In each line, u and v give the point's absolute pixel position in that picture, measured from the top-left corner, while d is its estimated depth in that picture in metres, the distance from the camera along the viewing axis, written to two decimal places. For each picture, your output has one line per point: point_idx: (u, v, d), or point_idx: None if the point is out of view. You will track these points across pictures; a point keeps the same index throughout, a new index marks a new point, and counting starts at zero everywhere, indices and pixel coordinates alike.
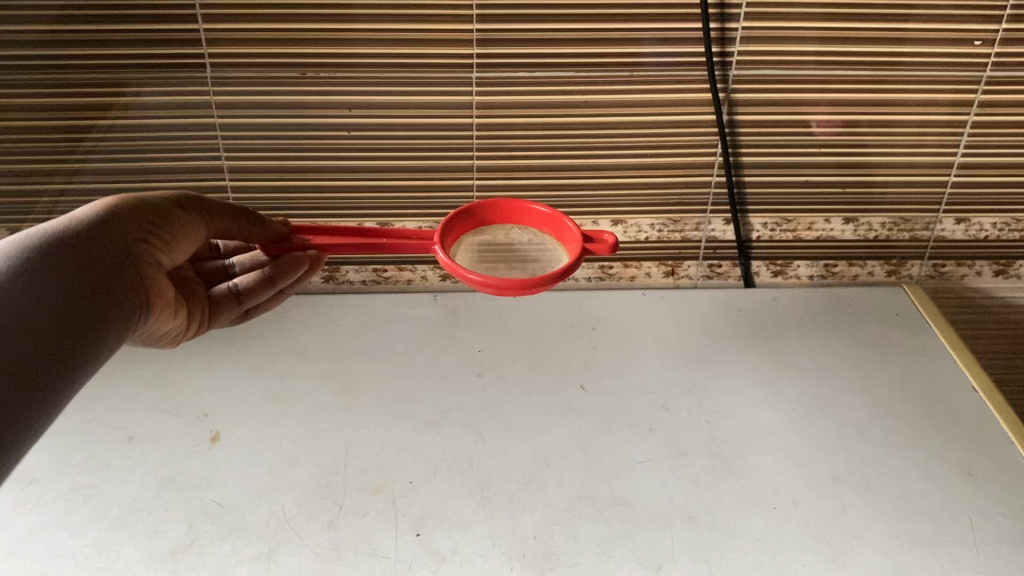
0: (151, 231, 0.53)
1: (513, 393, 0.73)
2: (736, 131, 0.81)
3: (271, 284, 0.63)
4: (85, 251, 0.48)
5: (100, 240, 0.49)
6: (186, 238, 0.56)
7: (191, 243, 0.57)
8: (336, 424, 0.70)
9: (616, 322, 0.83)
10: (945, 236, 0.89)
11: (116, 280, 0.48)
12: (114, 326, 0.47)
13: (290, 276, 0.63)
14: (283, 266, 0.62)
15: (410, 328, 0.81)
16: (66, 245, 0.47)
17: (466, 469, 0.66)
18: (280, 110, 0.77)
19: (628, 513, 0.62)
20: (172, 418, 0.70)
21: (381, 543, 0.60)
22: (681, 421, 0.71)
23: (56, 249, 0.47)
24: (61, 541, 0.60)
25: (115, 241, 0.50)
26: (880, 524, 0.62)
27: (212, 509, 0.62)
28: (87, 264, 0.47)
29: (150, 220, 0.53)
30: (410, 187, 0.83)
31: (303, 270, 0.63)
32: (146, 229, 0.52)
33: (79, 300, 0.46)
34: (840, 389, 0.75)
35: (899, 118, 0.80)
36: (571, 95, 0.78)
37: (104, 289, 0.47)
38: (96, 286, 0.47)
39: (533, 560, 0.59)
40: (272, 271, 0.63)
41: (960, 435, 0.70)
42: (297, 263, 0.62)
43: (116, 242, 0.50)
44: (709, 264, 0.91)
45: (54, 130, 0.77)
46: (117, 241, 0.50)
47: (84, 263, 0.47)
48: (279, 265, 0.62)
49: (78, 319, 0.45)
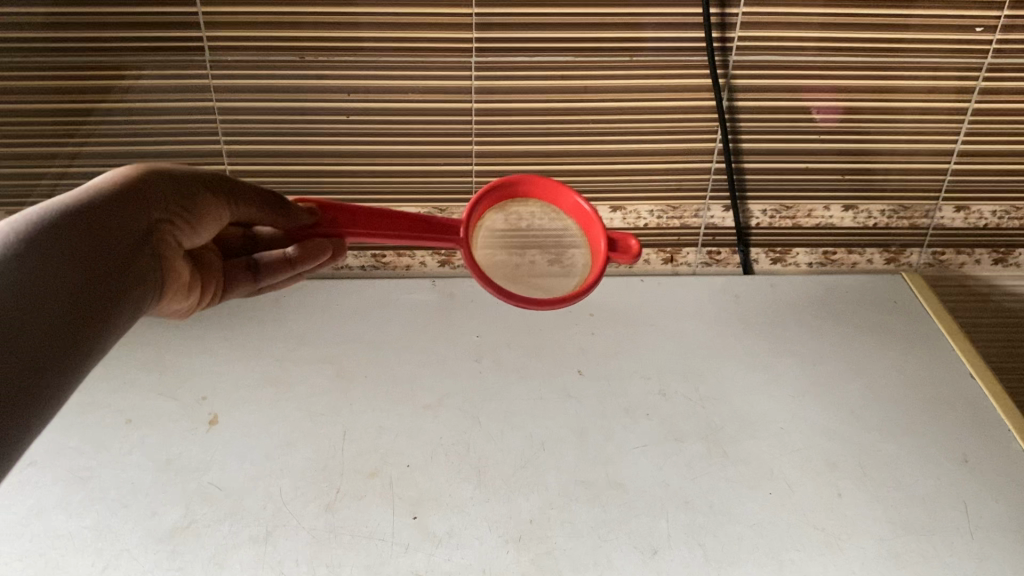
0: (175, 214, 0.49)
1: (509, 378, 0.74)
2: (735, 117, 0.81)
3: (292, 266, 0.61)
4: (105, 226, 0.44)
5: (123, 216, 0.45)
6: (207, 223, 0.52)
7: (211, 228, 0.53)
8: (333, 408, 0.70)
9: (613, 308, 0.83)
10: (944, 224, 0.89)
11: (132, 263, 0.45)
12: (126, 312, 0.44)
13: (312, 261, 0.61)
14: (306, 249, 0.60)
15: (408, 314, 0.81)
16: (86, 216, 0.43)
17: (462, 453, 0.66)
18: (280, 94, 0.77)
19: (623, 497, 0.63)
20: (170, 401, 0.71)
21: (378, 526, 0.60)
22: (677, 406, 0.71)
23: (75, 221, 0.43)
24: (59, 522, 0.60)
25: (138, 219, 0.46)
26: (876, 510, 0.62)
27: (210, 491, 0.63)
28: (106, 240, 0.43)
29: (177, 201, 0.49)
30: (410, 171, 0.83)
31: (325, 257, 0.61)
32: (169, 211, 0.49)
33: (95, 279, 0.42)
34: (836, 375, 0.75)
35: (900, 105, 0.80)
36: (570, 81, 0.77)
37: (120, 271, 0.44)
38: (113, 266, 0.43)
39: (528, 543, 0.59)
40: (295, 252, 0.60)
41: (955, 422, 0.70)
42: (321, 250, 0.60)
43: (137, 221, 0.46)
44: (707, 251, 0.91)
45: (52, 113, 0.77)
46: (139, 220, 0.46)
47: (104, 239, 0.43)
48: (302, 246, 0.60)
49: (95, 299, 0.41)
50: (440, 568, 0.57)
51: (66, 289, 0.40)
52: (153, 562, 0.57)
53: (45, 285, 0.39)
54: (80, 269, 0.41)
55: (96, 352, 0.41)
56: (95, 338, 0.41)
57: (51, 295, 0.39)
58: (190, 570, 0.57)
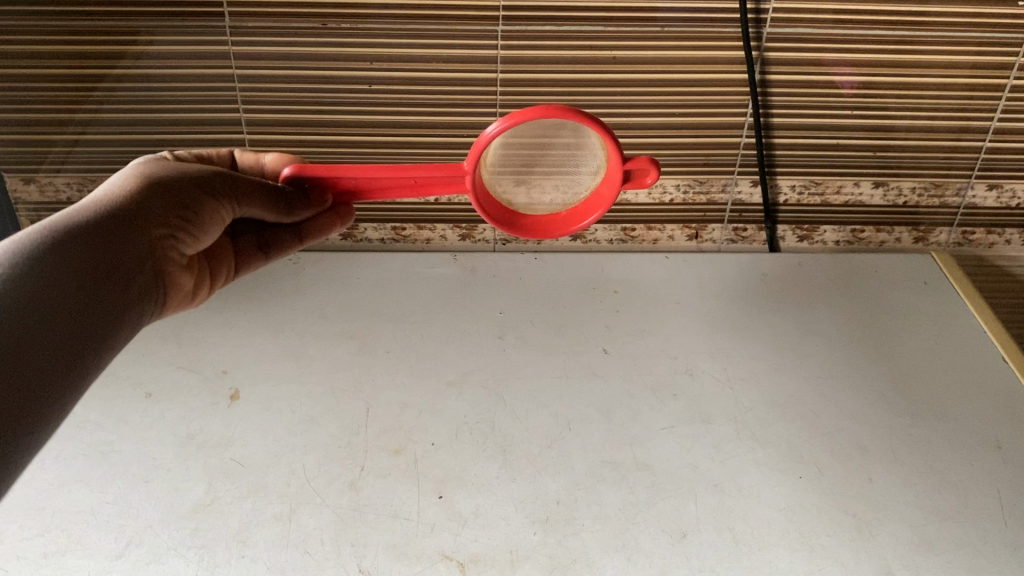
0: (175, 225, 0.48)
1: (534, 355, 0.73)
2: (767, 91, 0.79)
3: (301, 240, 0.61)
4: (96, 248, 0.43)
5: (118, 234, 0.45)
6: (210, 226, 0.51)
7: (215, 229, 0.52)
8: (356, 383, 0.69)
9: (638, 285, 0.81)
10: (975, 203, 0.87)
11: (125, 284, 0.44)
12: (119, 335, 0.43)
13: (321, 233, 0.61)
14: (315, 224, 0.60)
15: (429, 289, 0.80)
16: (73, 240, 0.42)
17: (487, 432, 0.65)
18: (300, 62, 0.75)
19: (651, 479, 0.62)
20: (191, 374, 0.70)
21: (403, 505, 0.59)
22: (705, 387, 0.70)
23: (63, 245, 0.42)
24: (82, 497, 0.59)
25: (135, 237, 0.45)
26: (908, 495, 0.61)
27: (233, 467, 0.62)
28: (98, 262, 0.43)
29: (175, 212, 0.48)
30: (431, 143, 0.81)
31: (336, 224, 0.61)
32: (168, 223, 0.48)
33: (85, 305, 0.41)
34: (865, 357, 0.74)
35: (937, 80, 0.78)
36: (598, 51, 0.75)
37: (113, 294, 0.43)
38: (104, 294, 0.42)
39: (555, 524, 0.58)
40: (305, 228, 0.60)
41: (989, 407, 0.69)
42: (331, 225, 0.60)
43: (134, 239, 0.45)
44: (734, 228, 0.89)
45: (66, 79, 0.75)
46: (138, 237, 0.45)
47: (97, 260, 0.43)
48: (309, 223, 0.60)
49: (85, 325, 0.41)
50: (466, 549, 0.57)
51: (57, 318, 0.39)
52: (176, 540, 0.57)
53: (33, 315, 0.38)
54: (70, 294, 0.40)
55: (88, 378, 0.41)
56: (84, 364, 0.40)
57: (41, 323, 0.39)
58: (214, 548, 0.56)
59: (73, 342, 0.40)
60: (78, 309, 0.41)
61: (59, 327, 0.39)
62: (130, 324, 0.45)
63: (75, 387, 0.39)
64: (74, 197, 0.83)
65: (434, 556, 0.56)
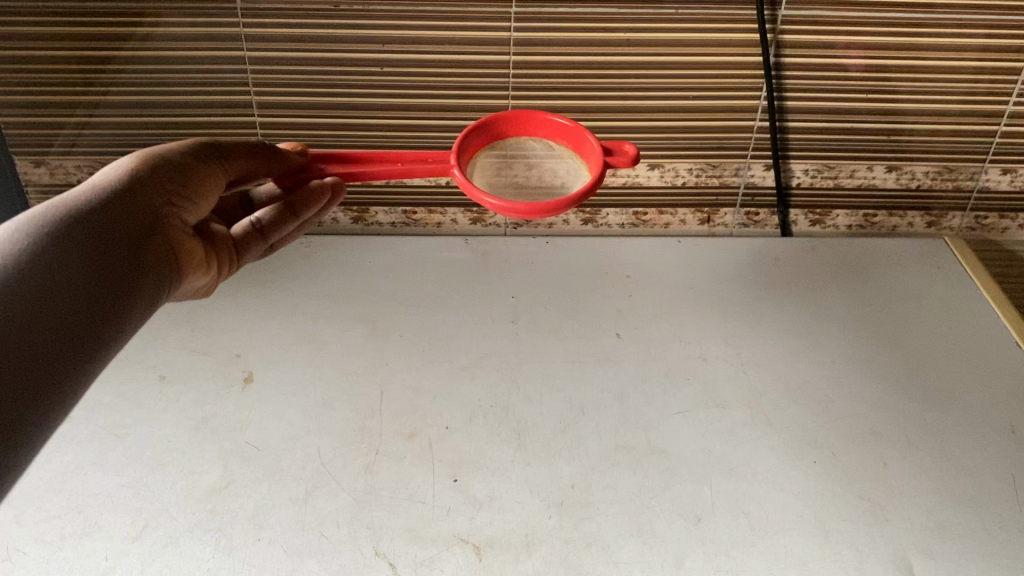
0: (173, 194, 0.48)
1: (547, 340, 0.72)
2: (782, 74, 0.78)
3: (296, 214, 0.59)
4: (94, 228, 0.42)
5: (116, 214, 0.44)
6: (206, 193, 0.51)
7: (212, 195, 0.51)
8: (370, 367, 0.69)
9: (650, 270, 0.81)
10: (989, 187, 0.87)
11: (135, 257, 0.43)
12: (135, 306, 0.42)
13: (315, 205, 0.59)
14: (302, 195, 0.58)
15: (440, 273, 0.80)
16: (69, 223, 0.42)
17: (501, 416, 0.65)
18: (311, 44, 0.75)
19: (666, 463, 0.62)
20: (203, 358, 0.70)
21: (419, 487, 0.60)
22: (718, 371, 0.70)
23: (59, 229, 0.41)
24: (98, 479, 0.60)
25: (133, 209, 0.44)
26: (924, 480, 0.61)
27: (248, 450, 0.62)
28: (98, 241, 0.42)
29: (169, 182, 0.47)
30: (443, 126, 0.81)
31: (327, 200, 0.59)
32: (166, 193, 0.47)
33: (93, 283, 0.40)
34: (878, 342, 0.73)
35: (951, 63, 0.77)
36: (612, 33, 0.75)
37: (121, 268, 0.42)
38: (114, 268, 0.42)
39: (570, 508, 0.58)
40: (297, 201, 0.58)
41: (1002, 391, 0.69)
42: (321, 194, 0.59)
43: (134, 214, 0.44)
44: (746, 212, 0.89)
45: (75, 61, 0.75)
46: (137, 211, 0.45)
47: (97, 243, 0.42)
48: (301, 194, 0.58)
49: (93, 302, 0.40)
50: (481, 532, 0.57)
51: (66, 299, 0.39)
52: (191, 523, 0.57)
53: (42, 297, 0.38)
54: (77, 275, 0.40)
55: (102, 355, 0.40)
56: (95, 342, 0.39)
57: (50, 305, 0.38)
58: (231, 531, 0.56)
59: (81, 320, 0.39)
60: (85, 291, 0.40)
61: (61, 309, 0.38)
62: (146, 300, 0.44)
63: (87, 365, 0.39)
64: (84, 179, 0.83)
65: (449, 539, 0.56)
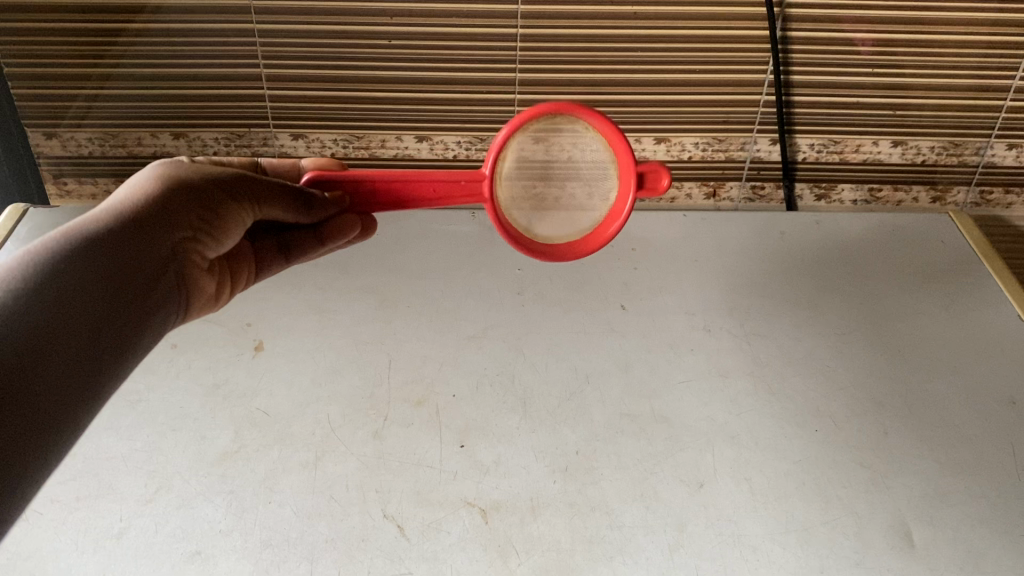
0: (198, 228, 0.47)
1: (553, 311, 0.73)
2: (788, 48, 0.78)
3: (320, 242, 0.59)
4: (114, 256, 0.41)
5: (139, 243, 0.43)
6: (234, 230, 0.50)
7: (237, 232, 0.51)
8: (378, 336, 0.70)
9: (655, 243, 0.82)
10: (994, 162, 0.87)
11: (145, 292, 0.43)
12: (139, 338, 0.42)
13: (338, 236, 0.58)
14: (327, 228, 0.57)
15: (448, 246, 0.81)
16: (92, 247, 0.41)
17: (508, 385, 0.66)
18: (319, 17, 0.75)
19: (669, 432, 0.63)
20: (214, 326, 0.71)
21: (428, 453, 0.61)
22: (722, 343, 0.71)
23: (80, 255, 0.40)
24: (111, 444, 0.61)
25: (154, 242, 0.44)
26: (922, 448, 0.62)
27: (259, 416, 0.63)
28: (116, 271, 0.41)
29: (196, 215, 0.47)
30: (449, 99, 0.82)
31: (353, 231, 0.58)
32: (191, 228, 0.46)
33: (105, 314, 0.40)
34: (881, 314, 0.74)
35: (962, 37, 0.77)
36: (620, 5, 0.75)
37: (133, 300, 0.42)
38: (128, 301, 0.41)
39: (574, 474, 0.60)
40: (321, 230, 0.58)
41: (1003, 361, 0.69)
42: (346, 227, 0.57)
43: (153, 246, 0.44)
44: (751, 186, 0.90)
45: (85, 33, 0.75)
46: (157, 245, 0.44)
47: (116, 271, 0.41)
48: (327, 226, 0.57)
49: (101, 337, 0.40)
50: (487, 495, 0.58)
51: (80, 328, 0.39)
52: (203, 486, 0.58)
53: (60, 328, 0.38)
54: (91, 305, 0.39)
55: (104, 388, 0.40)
56: (101, 376, 0.39)
57: (66, 334, 0.38)
58: (241, 493, 0.58)
59: (89, 354, 0.39)
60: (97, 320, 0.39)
61: (72, 341, 0.38)
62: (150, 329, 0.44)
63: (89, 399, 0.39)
64: (95, 150, 0.84)
65: (456, 502, 0.57)
